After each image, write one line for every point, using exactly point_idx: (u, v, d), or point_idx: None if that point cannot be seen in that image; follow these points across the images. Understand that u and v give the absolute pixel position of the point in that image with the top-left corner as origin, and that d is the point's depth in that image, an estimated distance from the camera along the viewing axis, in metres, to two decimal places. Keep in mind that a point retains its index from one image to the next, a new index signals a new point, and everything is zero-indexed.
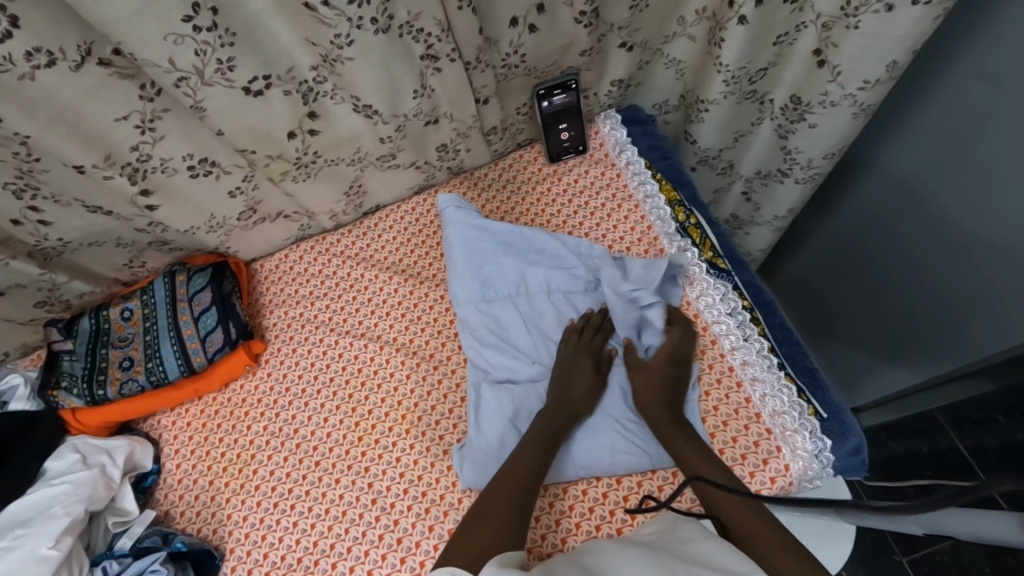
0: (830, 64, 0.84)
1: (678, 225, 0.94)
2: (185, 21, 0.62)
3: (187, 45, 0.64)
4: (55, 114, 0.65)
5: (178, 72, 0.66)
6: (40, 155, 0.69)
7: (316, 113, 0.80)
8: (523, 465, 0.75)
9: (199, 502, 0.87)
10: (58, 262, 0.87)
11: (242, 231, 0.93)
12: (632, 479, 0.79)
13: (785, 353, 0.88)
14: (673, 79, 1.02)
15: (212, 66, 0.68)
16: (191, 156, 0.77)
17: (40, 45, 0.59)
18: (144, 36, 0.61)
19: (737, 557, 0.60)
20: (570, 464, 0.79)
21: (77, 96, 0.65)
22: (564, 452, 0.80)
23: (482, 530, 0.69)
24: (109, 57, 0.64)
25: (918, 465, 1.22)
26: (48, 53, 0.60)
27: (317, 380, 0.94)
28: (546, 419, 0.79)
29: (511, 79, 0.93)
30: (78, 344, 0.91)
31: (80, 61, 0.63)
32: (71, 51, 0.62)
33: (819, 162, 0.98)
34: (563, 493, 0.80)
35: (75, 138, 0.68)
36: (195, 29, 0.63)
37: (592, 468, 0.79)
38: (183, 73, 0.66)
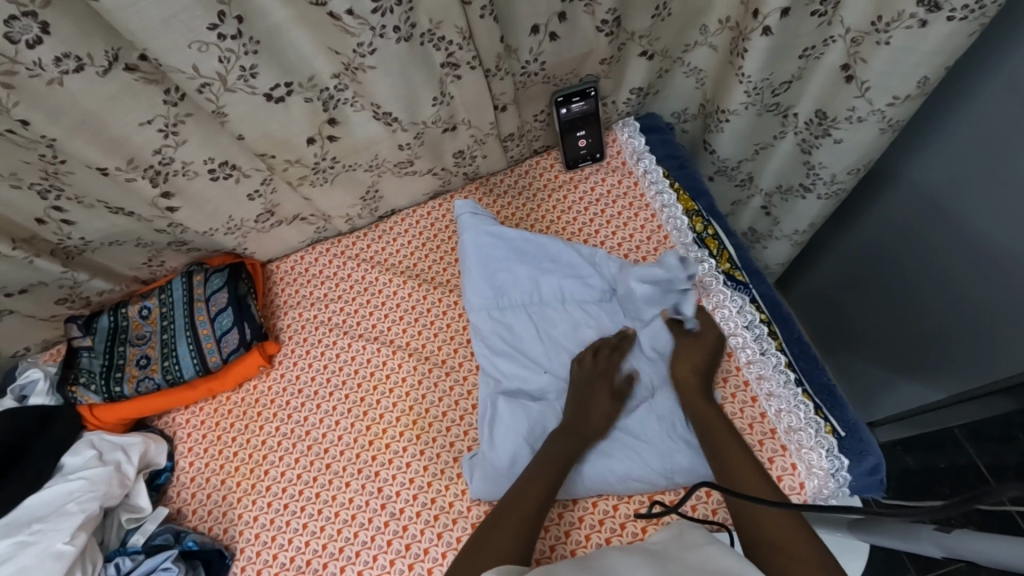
0: (858, 79, 0.83)
1: (695, 236, 0.94)
2: (209, 29, 0.63)
3: (210, 53, 0.65)
4: (81, 119, 0.66)
5: (201, 79, 0.67)
6: (65, 158, 0.71)
7: (336, 120, 0.81)
8: (538, 479, 0.74)
9: (211, 501, 0.88)
10: (80, 261, 0.88)
11: (259, 233, 0.93)
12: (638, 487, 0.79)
13: (803, 368, 0.86)
14: (693, 88, 1.01)
15: (235, 73, 0.68)
16: (212, 160, 0.78)
17: (68, 52, 0.60)
18: (169, 43, 0.62)
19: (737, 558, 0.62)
20: (579, 482, 0.78)
21: (103, 102, 0.66)
22: (575, 473, 0.78)
23: (486, 552, 0.68)
24: (135, 63, 0.65)
25: (935, 482, 1.20)
26: (76, 59, 0.61)
27: (329, 382, 0.94)
28: (557, 445, 0.77)
29: (529, 86, 0.92)
30: (97, 340, 0.92)
31: (107, 66, 0.64)
32: (99, 56, 0.62)
33: (843, 177, 0.97)
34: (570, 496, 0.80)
35: (100, 143, 0.69)
36: (219, 37, 0.64)
37: (599, 487, 0.78)
38: (205, 80, 0.67)
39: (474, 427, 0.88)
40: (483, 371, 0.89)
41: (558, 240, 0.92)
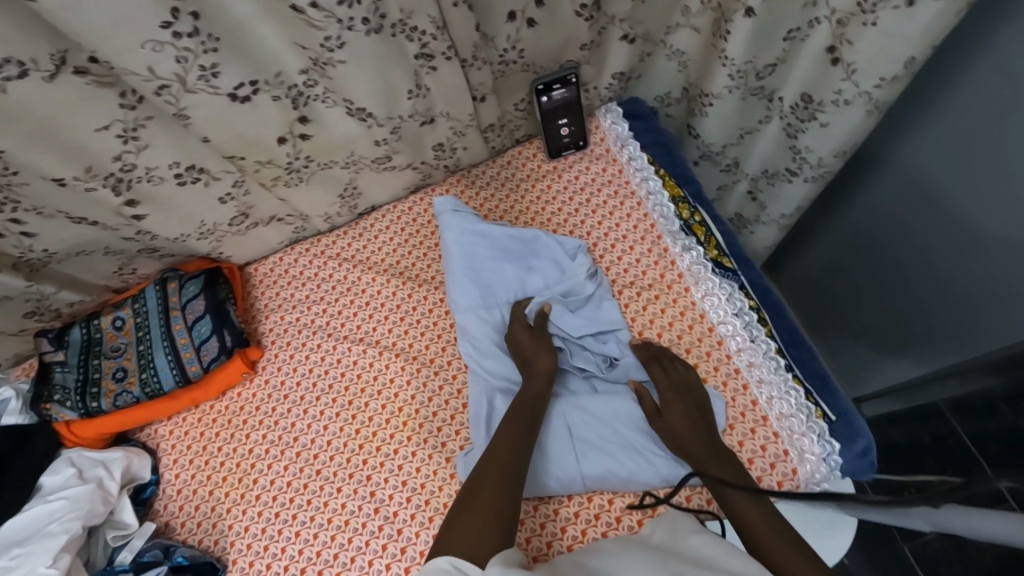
0: (844, 62, 0.81)
1: (682, 223, 0.92)
2: (164, 27, 0.59)
3: (166, 52, 0.61)
4: (30, 127, 0.61)
5: (158, 80, 0.63)
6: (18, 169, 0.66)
7: (308, 117, 0.77)
8: (506, 435, 0.75)
9: (200, 513, 0.86)
10: (46, 274, 0.84)
11: (234, 236, 0.90)
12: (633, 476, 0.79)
13: (793, 353, 0.86)
14: (675, 72, 0.99)
15: (195, 73, 0.64)
16: (177, 164, 0.74)
17: (9, 56, 0.56)
18: (121, 44, 0.58)
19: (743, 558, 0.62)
20: (578, 481, 0.77)
21: (54, 108, 0.62)
22: (574, 473, 0.77)
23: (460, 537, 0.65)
24: (85, 66, 0.61)
25: (920, 456, 1.22)
26: (19, 64, 0.57)
27: (316, 386, 0.92)
28: (511, 416, 0.76)
29: (509, 75, 0.89)
30: (69, 354, 0.89)
31: (55, 70, 0.59)
32: (45, 60, 0.58)
33: (829, 160, 0.96)
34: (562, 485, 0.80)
35: (54, 151, 0.65)
36: (175, 35, 0.60)
37: (597, 485, 0.77)
38: (164, 81, 0.63)
39: (465, 427, 0.87)
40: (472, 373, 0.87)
41: (540, 232, 0.90)
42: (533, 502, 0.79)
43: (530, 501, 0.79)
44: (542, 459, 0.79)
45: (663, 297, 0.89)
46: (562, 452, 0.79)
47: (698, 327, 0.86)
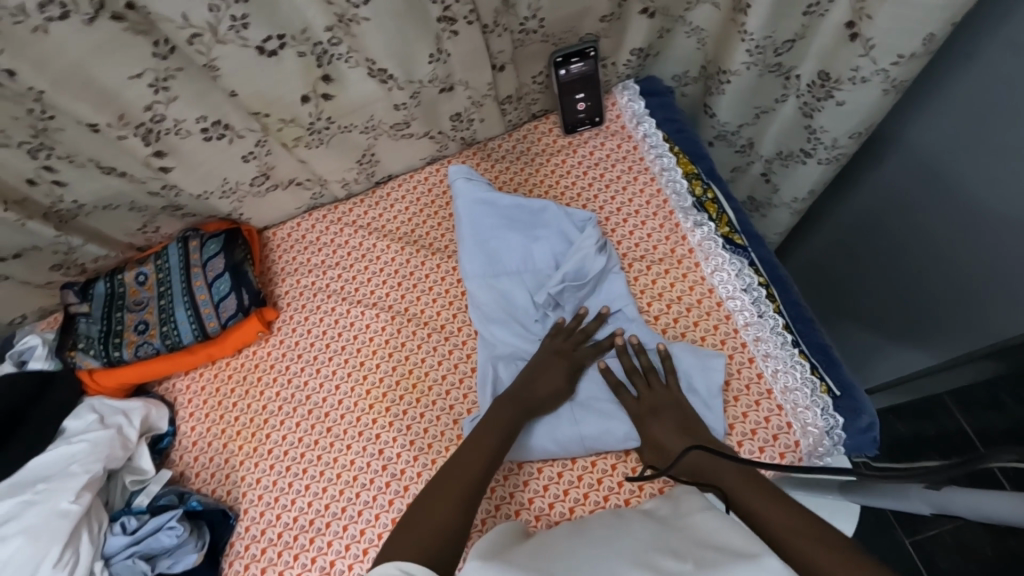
0: (862, 37, 0.82)
1: (695, 200, 0.93)
2: None
3: (200, 0, 0.63)
4: (68, 71, 0.64)
5: (191, 28, 0.65)
6: (54, 113, 0.68)
7: (330, 77, 0.79)
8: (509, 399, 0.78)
9: (214, 464, 0.89)
10: (74, 226, 0.87)
11: (254, 197, 0.92)
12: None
13: (799, 330, 0.86)
14: (693, 49, 0.99)
15: (226, 23, 0.66)
16: (204, 118, 0.76)
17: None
18: None
19: (740, 534, 0.59)
20: (578, 442, 0.79)
21: (91, 53, 0.64)
22: (575, 435, 0.79)
23: (419, 527, 0.65)
24: (122, 12, 0.63)
25: (925, 448, 1.22)
26: (60, 5, 0.59)
27: (329, 347, 0.95)
28: (485, 427, 0.75)
29: (528, 45, 0.90)
30: (94, 307, 0.92)
31: (93, 15, 0.61)
32: (84, 3, 0.60)
33: (844, 141, 0.97)
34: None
35: (88, 97, 0.67)
36: None
37: (597, 445, 0.79)
38: (196, 30, 0.65)
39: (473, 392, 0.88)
40: (481, 339, 0.89)
41: (551, 203, 0.91)
42: (537, 465, 0.81)
43: (534, 463, 0.81)
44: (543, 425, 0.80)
45: (673, 272, 0.90)
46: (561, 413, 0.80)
47: (706, 301, 0.87)
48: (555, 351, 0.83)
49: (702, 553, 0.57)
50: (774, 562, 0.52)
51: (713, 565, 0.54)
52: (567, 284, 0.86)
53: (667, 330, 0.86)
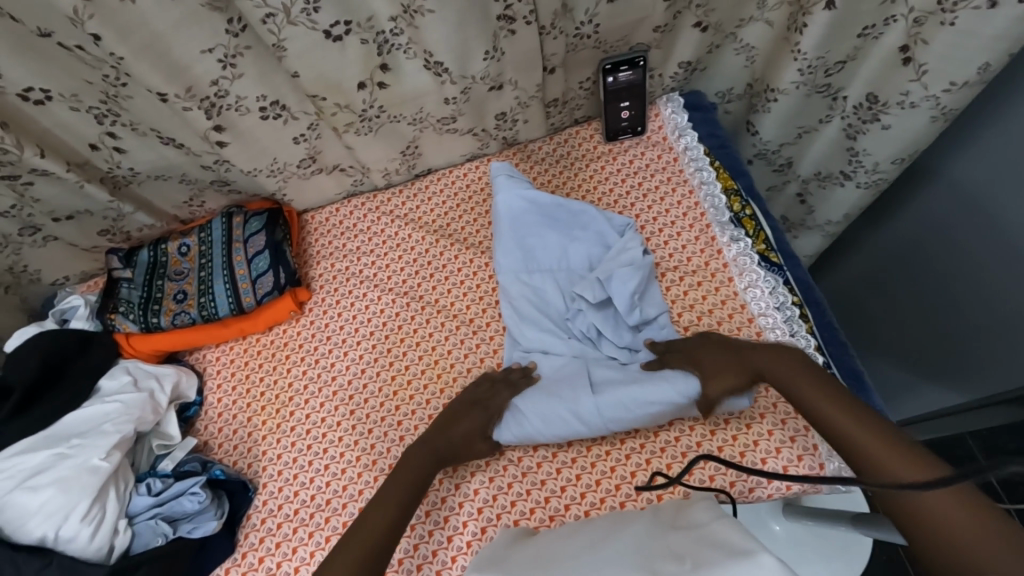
0: (915, 62, 0.82)
1: (732, 215, 0.93)
2: None
3: None
4: (146, 40, 0.66)
5: (267, 8, 0.67)
6: (127, 81, 0.72)
7: (388, 66, 0.81)
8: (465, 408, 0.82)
9: (237, 436, 0.91)
10: (125, 193, 0.90)
11: (300, 179, 0.94)
12: (655, 445, 0.81)
13: (832, 352, 0.85)
14: (742, 66, 0.99)
15: (299, 6, 0.69)
16: (264, 98, 0.78)
17: None
18: None
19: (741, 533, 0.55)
20: (597, 412, 0.77)
21: (170, 25, 0.66)
22: (597, 405, 0.77)
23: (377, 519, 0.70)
24: None
25: None
26: None
27: (358, 332, 0.96)
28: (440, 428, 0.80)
29: (580, 50, 0.91)
30: (136, 273, 0.95)
31: None
32: None
33: (886, 166, 0.98)
34: (587, 452, 0.82)
35: (161, 68, 0.69)
36: None
37: (618, 420, 0.77)
38: (271, 10, 0.68)
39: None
40: (510, 336, 0.90)
41: (591, 206, 0.92)
42: (556, 465, 0.82)
43: (553, 464, 0.82)
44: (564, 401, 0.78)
45: (705, 284, 0.90)
46: (578, 389, 0.79)
47: (738, 316, 0.87)
48: (472, 403, 0.82)
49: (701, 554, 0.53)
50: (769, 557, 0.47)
51: (709, 564, 0.51)
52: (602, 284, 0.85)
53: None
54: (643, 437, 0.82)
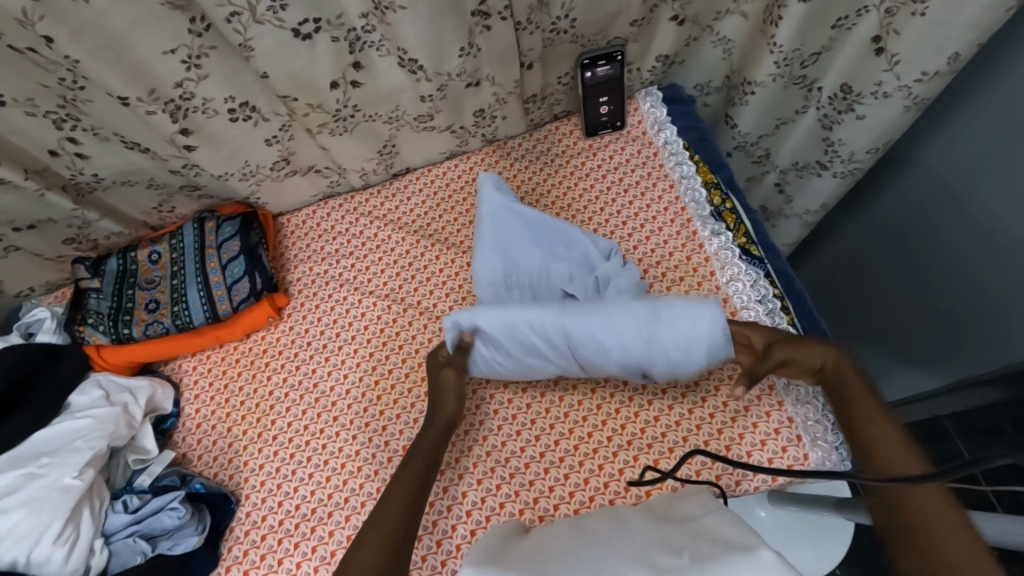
0: (888, 52, 0.82)
1: (712, 209, 0.94)
2: None
3: None
4: (103, 42, 0.63)
5: (230, 6, 0.65)
6: (85, 84, 0.68)
7: (360, 64, 0.79)
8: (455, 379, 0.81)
9: (217, 447, 0.89)
10: (90, 200, 0.86)
11: (273, 181, 0.91)
12: (642, 441, 0.81)
13: (813, 343, 0.86)
14: (719, 59, 0.99)
15: (265, 3, 0.66)
16: (232, 99, 0.75)
17: None
18: None
19: (738, 527, 0.59)
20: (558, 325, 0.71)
21: (128, 25, 0.63)
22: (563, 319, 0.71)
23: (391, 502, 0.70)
24: None
25: None
26: None
27: (339, 336, 0.94)
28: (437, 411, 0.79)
29: (557, 45, 0.90)
30: (105, 282, 0.91)
31: None
32: None
33: (861, 155, 0.99)
34: (574, 450, 0.82)
35: (120, 70, 0.66)
36: None
37: (578, 328, 0.71)
38: (235, 8, 0.65)
39: (486, 401, 0.86)
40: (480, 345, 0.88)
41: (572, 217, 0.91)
42: (544, 464, 0.81)
43: (541, 464, 0.81)
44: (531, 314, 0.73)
45: (688, 280, 0.90)
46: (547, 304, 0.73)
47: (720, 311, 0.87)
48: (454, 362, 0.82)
49: (702, 548, 0.57)
50: (768, 553, 0.51)
51: (709, 559, 0.54)
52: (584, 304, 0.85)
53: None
54: (630, 434, 0.82)
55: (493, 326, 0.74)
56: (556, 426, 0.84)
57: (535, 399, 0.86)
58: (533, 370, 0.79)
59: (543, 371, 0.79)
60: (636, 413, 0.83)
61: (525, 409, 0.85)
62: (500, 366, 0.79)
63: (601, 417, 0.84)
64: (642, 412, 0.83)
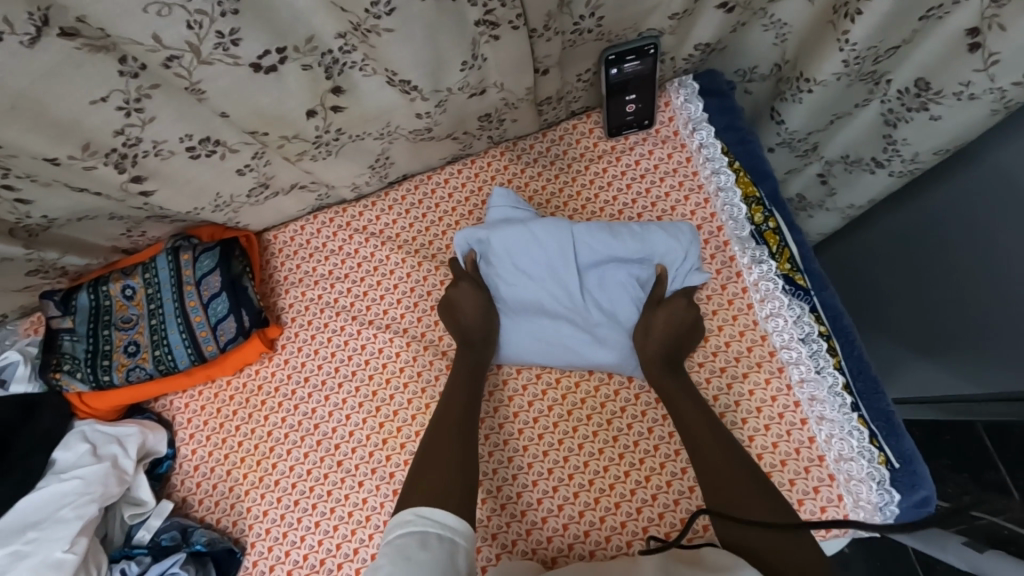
0: (985, 50, 0.69)
1: (753, 229, 0.82)
2: None
3: (175, 17, 0.51)
4: (11, 102, 0.52)
5: (167, 51, 0.53)
6: (1, 145, 0.56)
7: (341, 88, 0.66)
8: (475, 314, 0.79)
9: (217, 492, 0.84)
10: (46, 239, 0.77)
11: (252, 207, 0.80)
12: (668, 497, 0.75)
13: (860, 390, 0.78)
14: (770, 45, 0.83)
15: (212, 40, 0.54)
16: (190, 137, 0.64)
17: None
18: (116, 9, 0.49)
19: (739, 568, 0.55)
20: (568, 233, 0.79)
21: (35, 81, 0.52)
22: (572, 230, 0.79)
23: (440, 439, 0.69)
24: (73, 27, 0.50)
25: None
26: None
27: (338, 372, 0.87)
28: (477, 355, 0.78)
29: (579, 44, 0.76)
30: (78, 322, 0.82)
31: (36, 34, 0.49)
32: (21, 21, 0.47)
33: (927, 157, 0.86)
34: (595, 504, 0.76)
35: (43, 129, 0.56)
36: None
37: (601, 234, 0.78)
38: (174, 52, 0.54)
39: (500, 448, 0.79)
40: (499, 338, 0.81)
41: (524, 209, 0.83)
42: (563, 520, 0.76)
43: (559, 519, 0.76)
44: (543, 230, 0.79)
45: (721, 313, 0.81)
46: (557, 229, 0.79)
47: (758, 351, 0.79)
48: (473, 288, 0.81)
49: None
50: None
51: None
52: (600, 292, 0.80)
53: (700, 390, 0.79)
54: (655, 487, 0.76)
55: (507, 235, 0.80)
56: (575, 476, 0.77)
57: (553, 447, 0.79)
58: (543, 292, 0.80)
59: (546, 295, 0.80)
60: (662, 464, 0.77)
61: (542, 457, 0.79)
62: (502, 279, 0.81)
63: (623, 467, 0.77)
64: (669, 464, 0.76)
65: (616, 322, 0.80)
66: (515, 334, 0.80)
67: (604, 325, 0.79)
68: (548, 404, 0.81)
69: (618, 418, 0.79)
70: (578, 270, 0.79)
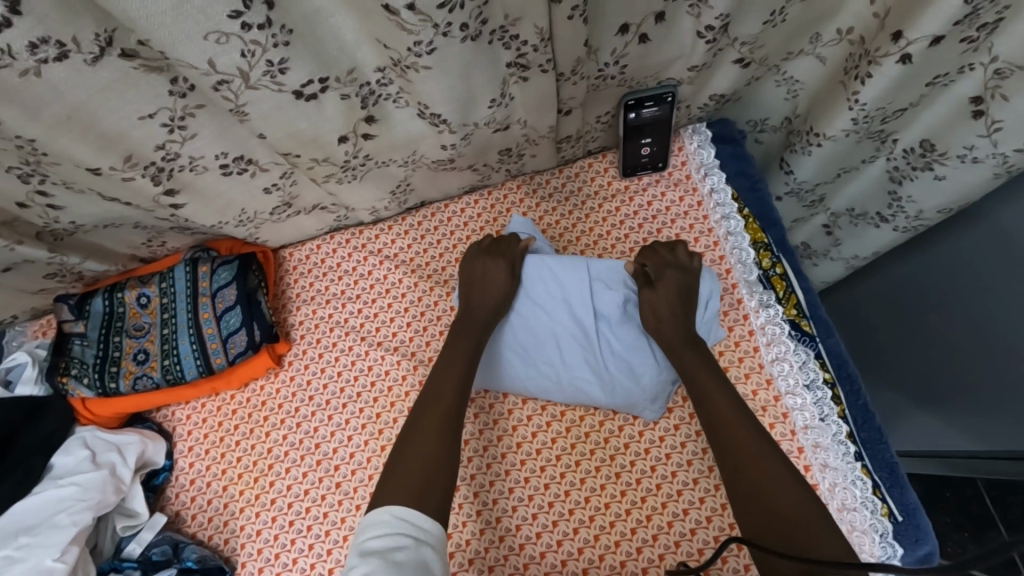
0: (988, 117, 0.73)
1: (761, 273, 0.84)
2: (231, 17, 0.51)
3: (231, 45, 0.54)
4: (63, 114, 0.55)
5: (218, 75, 0.56)
6: (47, 152, 0.58)
7: (374, 117, 0.70)
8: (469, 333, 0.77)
9: (211, 508, 0.83)
10: (70, 244, 0.79)
11: (273, 224, 0.82)
12: (669, 538, 0.74)
13: (864, 439, 0.78)
14: (783, 100, 0.87)
15: (260, 68, 0.57)
16: (225, 155, 0.67)
17: (47, 35, 0.48)
18: (177, 36, 0.51)
19: None
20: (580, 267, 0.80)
21: (91, 95, 0.55)
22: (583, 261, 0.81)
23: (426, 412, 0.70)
24: (134, 49, 0.53)
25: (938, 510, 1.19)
26: (58, 44, 0.49)
27: (343, 393, 0.87)
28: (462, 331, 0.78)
29: (601, 88, 0.79)
30: (89, 327, 0.83)
31: (99, 53, 0.52)
32: (88, 41, 0.50)
33: (930, 215, 0.89)
34: (595, 542, 0.75)
35: (89, 140, 0.58)
36: (244, 26, 0.52)
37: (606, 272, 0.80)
38: (224, 76, 0.56)
39: (501, 478, 0.79)
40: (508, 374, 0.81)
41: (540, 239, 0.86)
42: (561, 555, 0.75)
43: (557, 554, 0.75)
44: (558, 266, 0.81)
45: (728, 354, 0.81)
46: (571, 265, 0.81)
47: (763, 394, 0.79)
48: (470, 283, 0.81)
49: None
50: None
51: None
52: (613, 333, 0.80)
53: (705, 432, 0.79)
54: (656, 528, 0.75)
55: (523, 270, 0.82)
56: (575, 512, 0.77)
57: (555, 480, 0.78)
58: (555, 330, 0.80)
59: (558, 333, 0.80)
60: (665, 503, 0.76)
61: (543, 490, 0.78)
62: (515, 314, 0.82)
63: (624, 505, 0.77)
64: (671, 504, 0.76)
65: (627, 366, 0.78)
66: (524, 370, 0.80)
67: (614, 367, 0.79)
68: (552, 436, 0.81)
69: (621, 454, 0.79)
70: (592, 309, 0.80)
